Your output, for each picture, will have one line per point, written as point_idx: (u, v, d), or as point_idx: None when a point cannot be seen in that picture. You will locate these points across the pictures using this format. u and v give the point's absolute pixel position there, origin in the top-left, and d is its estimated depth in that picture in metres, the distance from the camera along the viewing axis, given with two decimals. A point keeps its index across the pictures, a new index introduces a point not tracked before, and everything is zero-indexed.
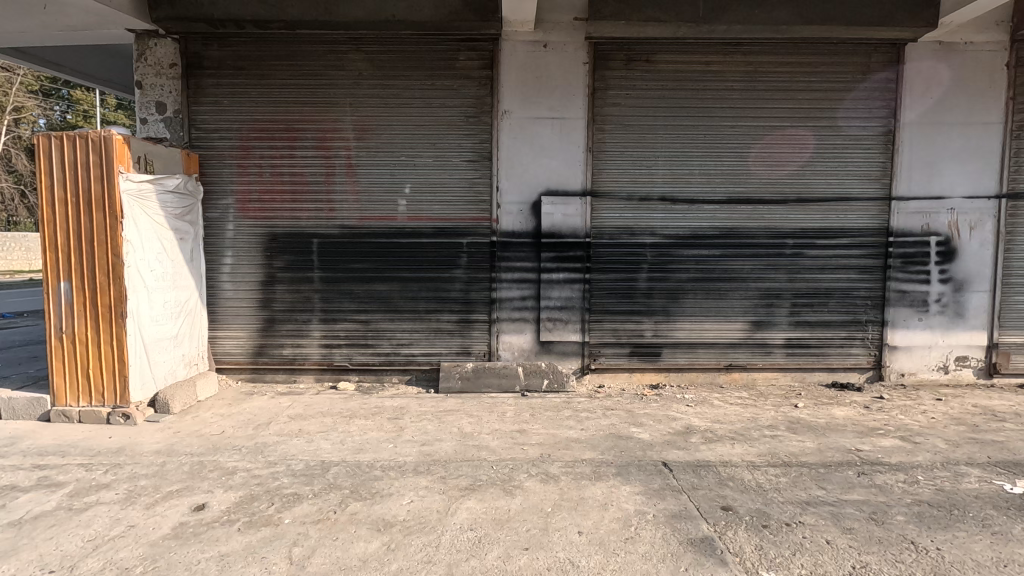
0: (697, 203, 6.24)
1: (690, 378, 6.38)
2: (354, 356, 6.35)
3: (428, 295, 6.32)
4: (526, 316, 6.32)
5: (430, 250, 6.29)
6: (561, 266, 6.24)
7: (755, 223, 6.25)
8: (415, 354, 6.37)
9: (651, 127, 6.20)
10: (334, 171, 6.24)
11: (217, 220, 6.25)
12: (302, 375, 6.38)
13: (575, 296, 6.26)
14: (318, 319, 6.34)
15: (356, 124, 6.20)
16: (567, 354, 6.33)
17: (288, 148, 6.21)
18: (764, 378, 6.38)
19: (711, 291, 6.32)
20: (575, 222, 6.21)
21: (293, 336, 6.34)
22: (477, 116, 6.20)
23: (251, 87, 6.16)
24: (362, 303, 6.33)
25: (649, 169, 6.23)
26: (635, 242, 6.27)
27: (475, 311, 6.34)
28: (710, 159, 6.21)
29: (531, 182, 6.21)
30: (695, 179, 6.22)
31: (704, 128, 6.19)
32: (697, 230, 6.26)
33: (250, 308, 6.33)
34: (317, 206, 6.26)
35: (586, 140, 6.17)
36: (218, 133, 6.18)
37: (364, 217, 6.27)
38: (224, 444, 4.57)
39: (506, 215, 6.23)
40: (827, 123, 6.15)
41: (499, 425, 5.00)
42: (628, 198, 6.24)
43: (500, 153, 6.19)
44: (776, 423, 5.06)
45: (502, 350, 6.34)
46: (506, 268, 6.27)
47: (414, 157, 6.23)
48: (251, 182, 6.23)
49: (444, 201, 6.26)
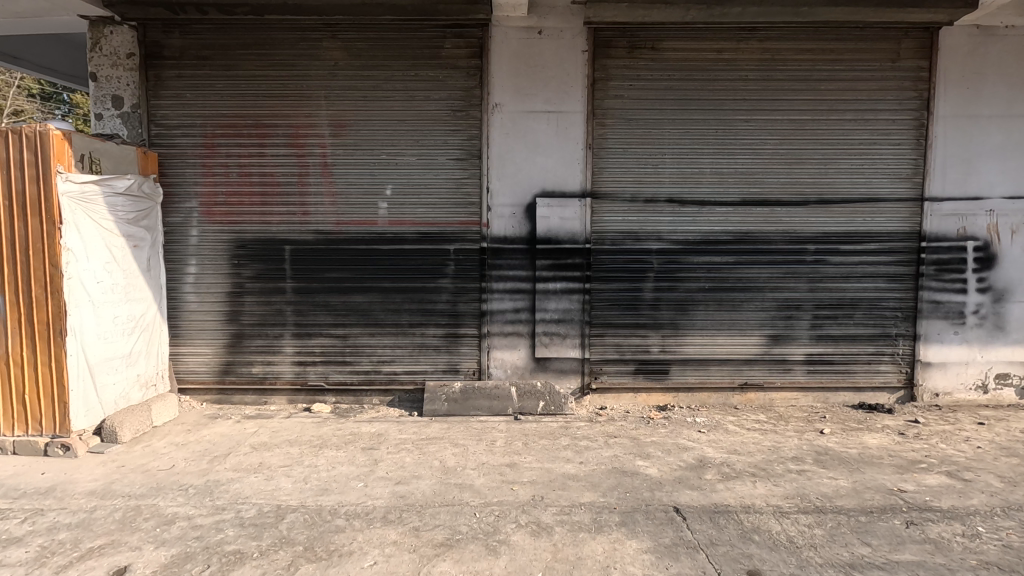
0: (708, 205, 5.65)
1: (701, 398, 5.78)
2: (330, 375, 5.77)
3: (411, 308, 5.74)
4: (520, 331, 5.73)
5: (414, 257, 5.72)
6: (558, 275, 5.66)
7: (772, 227, 5.65)
8: (397, 372, 5.78)
9: (657, 122, 5.61)
10: (308, 171, 5.67)
11: (181, 226, 5.69)
12: (274, 395, 5.80)
13: (574, 308, 5.68)
14: (291, 333, 5.76)
15: (332, 119, 5.63)
16: (566, 372, 5.74)
17: (258, 146, 5.64)
18: (783, 399, 5.77)
19: (724, 302, 5.72)
20: (573, 226, 5.63)
21: (264, 352, 5.77)
22: (465, 110, 5.62)
23: (216, 79, 5.59)
24: (339, 316, 5.75)
25: (656, 167, 5.64)
26: (640, 249, 5.68)
27: (464, 325, 5.75)
28: (724, 157, 5.62)
29: (525, 182, 5.63)
30: (706, 179, 5.64)
31: (716, 123, 5.60)
32: (708, 235, 5.67)
33: (216, 322, 5.75)
34: (290, 210, 5.69)
35: (585, 136, 5.59)
36: (180, 129, 5.62)
37: (341, 221, 5.70)
38: (170, 483, 3.98)
39: (498, 219, 5.65)
40: (851, 116, 5.56)
41: (487, 458, 4.40)
42: (632, 199, 5.66)
43: (491, 151, 5.62)
44: (801, 454, 4.45)
45: (493, 367, 5.76)
46: (497, 277, 5.69)
47: (396, 155, 5.66)
48: (217, 183, 5.66)
49: (429, 204, 5.68)
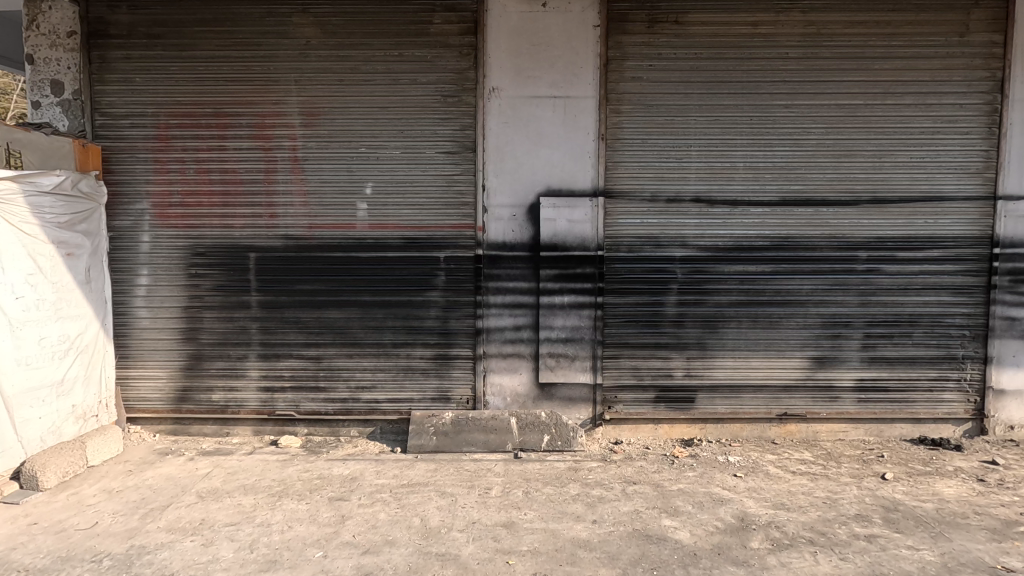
0: (741, 206, 4.83)
1: (733, 431, 4.95)
2: (302, 402, 5.00)
3: (396, 325, 4.95)
4: (522, 352, 4.92)
5: (398, 267, 4.93)
6: (566, 287, 4.86)
7: (816, 231, 4.82)
8: (379, 400, 4.98)
9: (682, 108, 4.80)
10: (275, 166, 4.90)
11: (130, 230, 4.93)
12: (237, 426, 5.02)
13: (584, 325, 4.88)
14: (256, 355, 4.99)
15: (303, 106, 4.86)
16: (575, 401, 4.93)
17: (218, 138, 4.88)
18: (829, 432, 4.93)
19: (760, 319, 4.89)
20: (582, 230, 4.83)
21: (225, 376, 5.00)
22: (457, 95, 4.84)
23: (170, 61, 4.84)
24: (311, 334, 4.97)
25: (680, 161, 4.82)
26: (661, 256, 4.87)
27: (456, 346, 4.95)
28: (760, 149, 4.80)
29: (527, 179, 4.84)
30: (739, 175, 4.81)
31: (751, 109, 4.79)
32: (742, 240, 4.85)
33: (171, 341, 4.99)
34: (254, 212, 4.92)
35: (597, 125, 4.79)
36: (129, 118, 4.87)
37: (314, 225, 4.92)
38: (81, 552, 3.21)
39: (495, 222, 4.86)
40: (911, 100, 4.73)
41: (479, 515, 3.59)
42: (653, 198, 4.84)
43: (487, 142, 4.83)
44: (865, 511, 3.62)
45: (490, 395, 4.96)
46: (494, 289, 4.89)
47: (377, 148, 4.88)
48: (172, 181, 4.91)
49: (415, 205, 4.90)
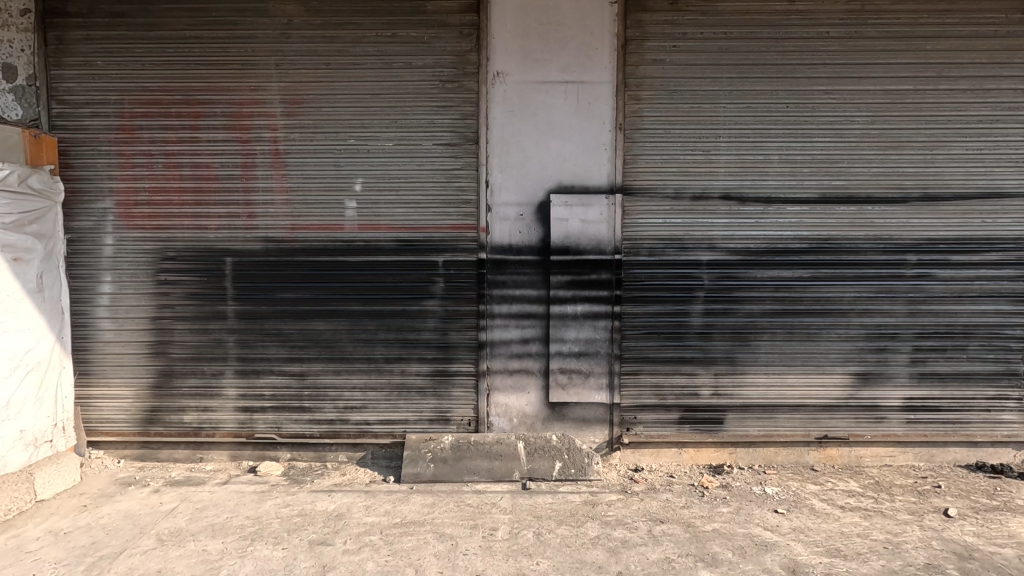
0: (776, 204, 4.31)
1: (766, 456, 4.43)
2: (284, 424, 4.46)
3: (389, 338, 4.43)
4: (530, 368, 4.40)
5: (390, 272, 4.40)
6: (579, 294, 4.34)
7: (860, 232, 4.31)
8: (371, 422, 4.45)
9: (710, 94, 4.28)
10: (254, 161, 4.38)
11: (91, 232, 4.41)
12: (211, 451, 4.48)
13: (599, 338, 4.36)
14: (233, 371, 4.46)
15: (284, 93, 4.34)
16: (590, 423, 4.41)
17: (189, 128, 4.36)
18: (874, 458, 4.41)
19: (797, 331, 4.37)
20: (597, 231, 4.31)
21: (198, 395, 4.46)
22: (457, 81, 4.32)
23: (136, 42, 4.32)
24: (294, 348, 4.44)
25: (708, 154, 4.30)
26: (686, 261, 4.35)
27: (456, 361, 4.42)
28: (797, 140, 4.28)
29: (535, 174, 4.32)
30: (773, 169, 4.30)
31: (787, 95, 4.27)
32: (777, 243, 4.33)
33: (137, 356, 4.46)
34: (230, 212, 4.40)
35: (614, 114, 4.28)
36: (90, 107, 4.35)
37: (297, 226, 4.40)
38: None
39: (500, 222, 4.34)
40: (966, 86, 4.22)
41: (484, 566, 3.07)
42: (677, 195, 4.32)
43: (491, 133, 4.31)
44: (935, 560, 3.10)
45: (495, 415, 4.43)
46: (499, 297, 4.37)
47: (368, 139, 4.36)
48: (138, 176, 4.39)
49: (410, 203, 4.38)
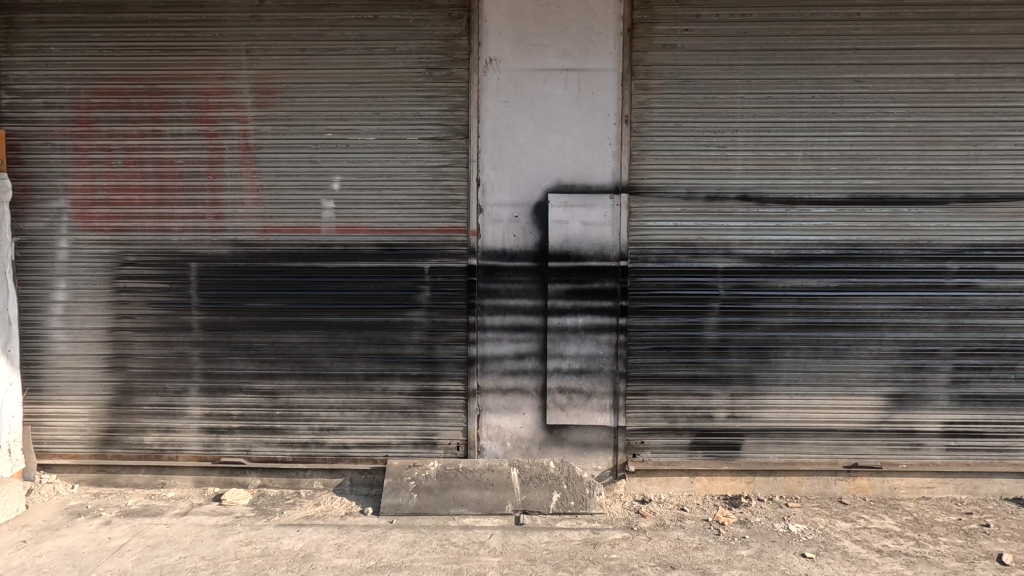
0: (800, 206, 3.87)
1: (788, 487, 3.97)
2: (254, 447, 4.05)
3: (370, 352, 4.00)
4: (525, 387, 3.97)
5: (371, 280, 3.98)
6: (580, 305, 3.91)
7: (895, 237, 3.86)
8: (349, 445, 4.03)
9: (725, 83, 3.85)
10: (222, 156, 3.97)
11: (44, 234, 4.01)
12: (173, 476, 4.07)
13: (603, 353, 3.93)
14: (198, 388, 4.05)
15: (255, 82, 3.94)
16: (592, 449, 3.97)
17: (151, 121, 3.96)
18: (910, 489, 3.94)
19: (823, 347, 3.92)
20: (600, 235, 3.88)
21: (159, 414, 4.05)
22: (446, 68, 3.90)
23: (93, 26, 3.93)
24: (265, 363, 4.03)
25: (723, 149, 3.86)
26: (699, 268, 3.91)
27: (443, 379, 3.99)
28: (824, 134, 3.83)
29: (532, 172, 3.89)
30: (797, 167, 3.85)
31: (813, 84, 3.82)
32: (801, 248, 3.89)
33: (94, 371, 4.06)
34: (196, 212, 3.99)
35: (620, 105, 3.85)
36: (43, 97, 3.96)
37: (269, 228, 3.99)
38: None
39: (492, 225, 3.92)
40: (1014, 74, 3.77)
41: None
42: (689, 195, 3.88)
43: (483, 125, 3.89)
44: None
45: (486, 440, 3.99)
46: (491, 308, 3.94)
47: (347, 133, 3.95)
48: (95, 174, 3.99)
49: (394, 203, 3.96)
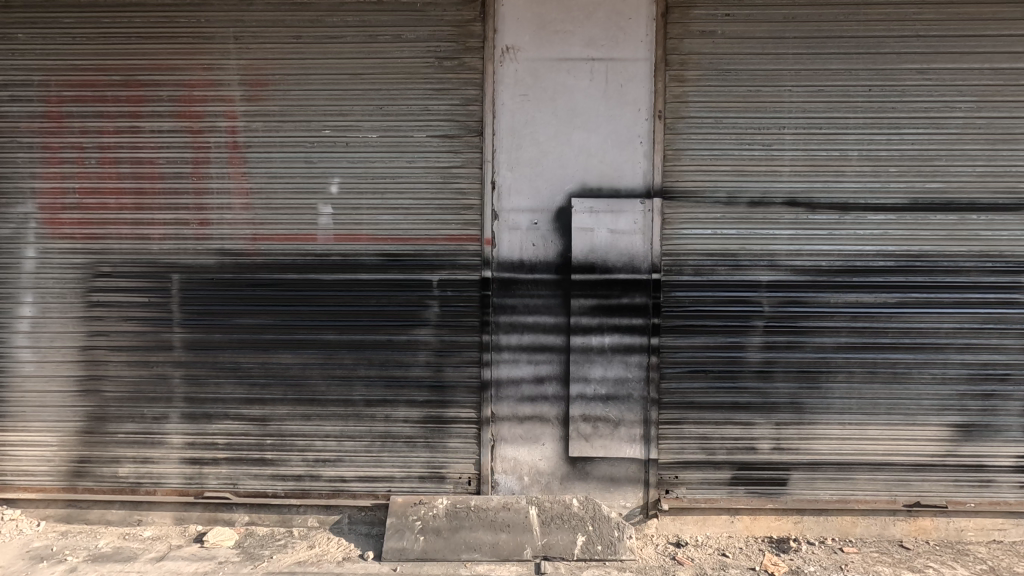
0: (855, 212, 3.44)
1: (841, 528, 3.54)
2: (241, 480, 3.62)
3: (371, 375, 3.58)
4: (544, 414, 3.54)
5: (373, 295, 3.56)
6: (607, 323, 3.48)
7: (963, 247, 3.43)
8: (347, 478, 3.60)
9: (772, 74, 3.43)
10: (207, 156, 3.56)
11: (9, 242, 3.61)
12: (151, 512, 3.64)
13: (632, 377, 3.50)
14: (179, 414, 3.62)
15: (244, 73, 3.53)
16: (619, 484, 3.55)
17: (129, 116, 3.55)
18: (980, 531, 3.51)
19: (880, 371, 3.49)
20: (630, 245, 3.46)
21: (136, 443, 3.63)
22: (457, 58, 3.49)
23: (65, 11, 3.53)
24: (254, 387, 3.61)
25: (769, 148, 3.45)
26: (741, 282, 3.49)
27: (453, 405, 3.56)
28: (883, 132, 3.41)
29: (554, 174, 3.47)
30: (852, 168, 3.43)
31: (870, 76, 3.40)
32: (856, 260, 3.46)
33: (64, 394, 3.64)
34: (179, 218, 3.58)
35: (653, 99, 3.43)
36: (9, 90, 3.56)
37: (260, 235, 3.57)
38: None
39: (509, 233, 3.50)
40: None
41: None
42: (730, 200, 3.46)
43: (498, 122, 3.48)
44: None
45: (501, 473, 3.57)
46: (507, 325, 3.52)
47: (347, 130, 3.53)
48: (67, 175, 3.58)
49: (398, 209, 3.54)
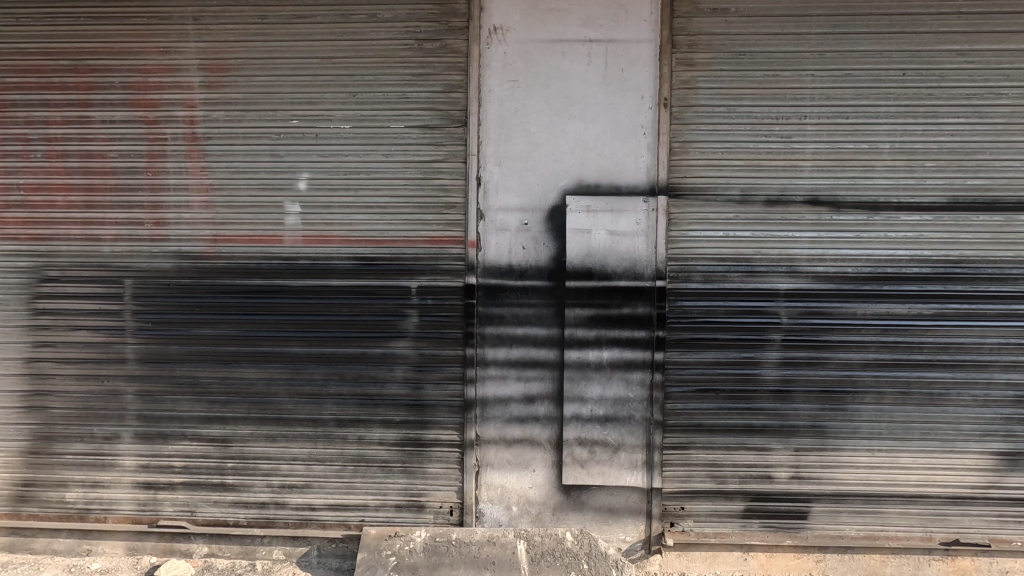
0: (887, 212, 3.05)
1: (869, 568, 3.15)
2: (200, 508, 3.28)
3: (342, 392, 3.23)
4: (535, 437, 3.17)
5: (345, 303, 3.21)
6: (606, 336, 3.11)
7: (1008, 252, 3.03)
8: (317, 507, 3.25)
9: (792, 56, 3.04)
10: (163, 149, 3.22)
11: None
12: (101, 542, 3.31)
13: (633, 397, 3.13)
14: (132, 434, 3.28)
15: (204, 57, 3.18)
16: (619, 516, 3.18)
17: (78, 105, 3.22)
18: None
19: (914, 391, 3.10)
20: (632, 249, 3.08)
21: (85, 466, 3.30)
22: (440, 40, 3.14)
23: None
24: (214, 404, 3.26)
25: (788, 140, 3.06)
26: (756, 291, 3.10)
27: (433, 426, 3.20)
28: (918, 121, 3.02)
29: (546, 169, 3.10)
30: (883, 163, 3.04)
31: (904, 58, 3.01)
32: (887, 266, 3.07)
33: (7, 411, 3.31)
34: (132, 217, 3.24)
35: (657, 85, 3.06)
36: None
37: (221, 236, 3.22)
38: None
39: (496, 234, 3.13)
40: None
41: None
42: (743, 199, 3.08)
43: (485, 111, 3.11)
44: None
45: (486, 502, 3.22)
46: (494, 338, 3.15)
47: (317, 120, 3.18)
48: (11, 170, 3.26)
49: (373, 208, 3.18)
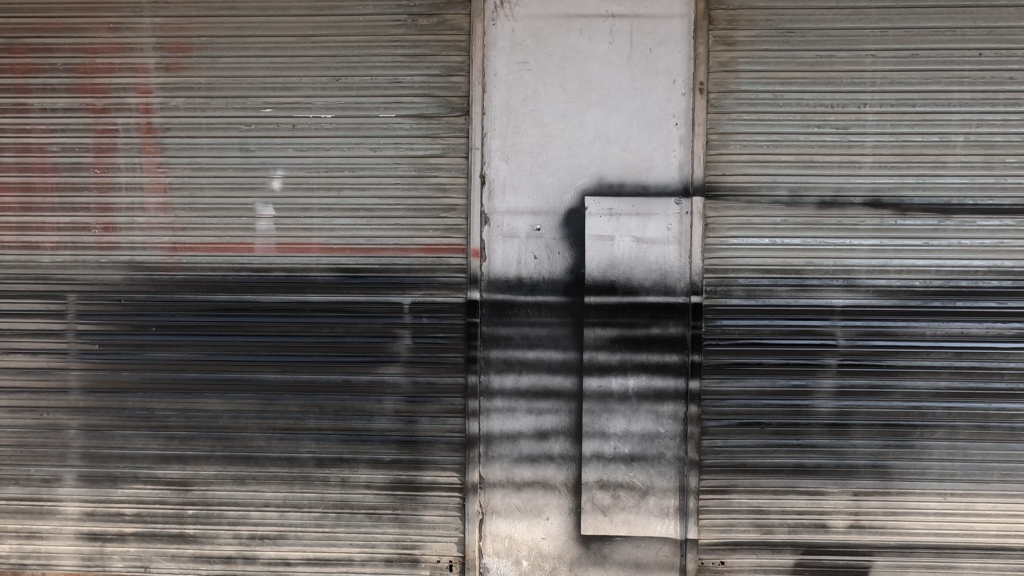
0: (960, 216, 2.60)
1: None
2: (154, 563, 2.80)
3: (322, 426, 2.75)
4: (548, 480, 2.70)
5: (326, 322, 2.74)
6: (632, 361, 2.64)
7: None
8: (293, 561, 2.78)
9: (849, 33, 2.60)
10: (113, 141, 2.75)
11: None
12: None
13: (664, 433, 2.66)
14: (75, 476, 2.80)
15: (161, 34, 2.72)
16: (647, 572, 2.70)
17: (13, 91, 2.76)
18: None
19: (993, 425, 2.64)
20: (662, 258, 2.63)
21: (20, 514, 2.82)
22: (436, 15, 2.69)
23: None
24: (172, 441, 2.78)
25: (844, 132, 2.62)
26: (807, 308, 2.65)
27: (429, 467, 2.73)
28: (997, 110, 2.58)
29: (561, 164, 2.64)
30: (956, 158, 2.60)
31: (981, 35, 2.57)
32: (961, 279, 2.62)
33: None
34: (76, 221, 2.77)
35: (691, 67, 2.61)
36: None
37: (181, 244, 2.75)
38: None
39: (503, 241, 2.67)
40: None
41: None
42: (792, 200, 2.64)
43: (489, 97, 2.66)
44: None
45: (491, 556, 2.74)
46: (500, 363, 2.69)
47: (293, 108, 2.72)
48: None
49: (359, 211, 2.72)
